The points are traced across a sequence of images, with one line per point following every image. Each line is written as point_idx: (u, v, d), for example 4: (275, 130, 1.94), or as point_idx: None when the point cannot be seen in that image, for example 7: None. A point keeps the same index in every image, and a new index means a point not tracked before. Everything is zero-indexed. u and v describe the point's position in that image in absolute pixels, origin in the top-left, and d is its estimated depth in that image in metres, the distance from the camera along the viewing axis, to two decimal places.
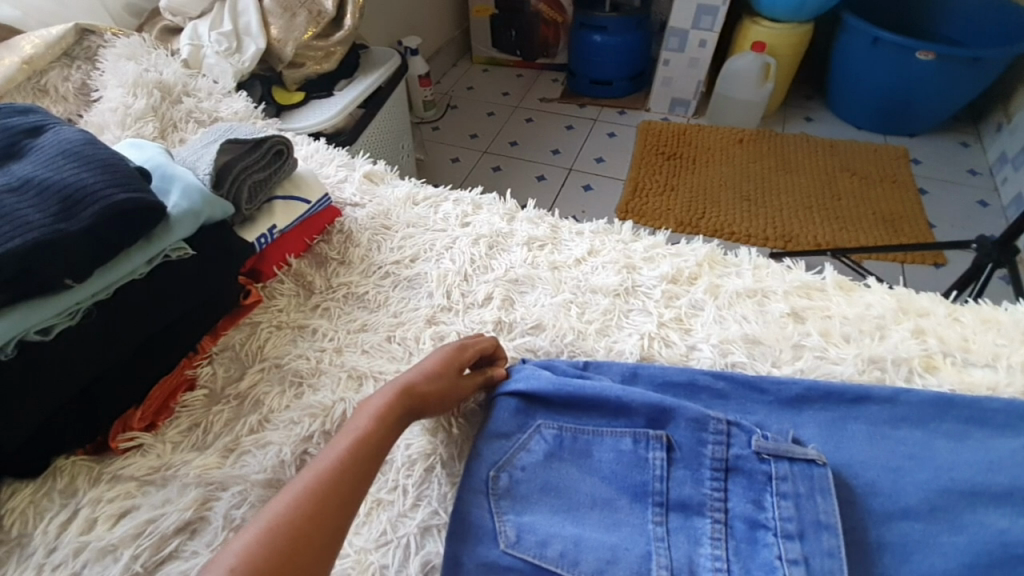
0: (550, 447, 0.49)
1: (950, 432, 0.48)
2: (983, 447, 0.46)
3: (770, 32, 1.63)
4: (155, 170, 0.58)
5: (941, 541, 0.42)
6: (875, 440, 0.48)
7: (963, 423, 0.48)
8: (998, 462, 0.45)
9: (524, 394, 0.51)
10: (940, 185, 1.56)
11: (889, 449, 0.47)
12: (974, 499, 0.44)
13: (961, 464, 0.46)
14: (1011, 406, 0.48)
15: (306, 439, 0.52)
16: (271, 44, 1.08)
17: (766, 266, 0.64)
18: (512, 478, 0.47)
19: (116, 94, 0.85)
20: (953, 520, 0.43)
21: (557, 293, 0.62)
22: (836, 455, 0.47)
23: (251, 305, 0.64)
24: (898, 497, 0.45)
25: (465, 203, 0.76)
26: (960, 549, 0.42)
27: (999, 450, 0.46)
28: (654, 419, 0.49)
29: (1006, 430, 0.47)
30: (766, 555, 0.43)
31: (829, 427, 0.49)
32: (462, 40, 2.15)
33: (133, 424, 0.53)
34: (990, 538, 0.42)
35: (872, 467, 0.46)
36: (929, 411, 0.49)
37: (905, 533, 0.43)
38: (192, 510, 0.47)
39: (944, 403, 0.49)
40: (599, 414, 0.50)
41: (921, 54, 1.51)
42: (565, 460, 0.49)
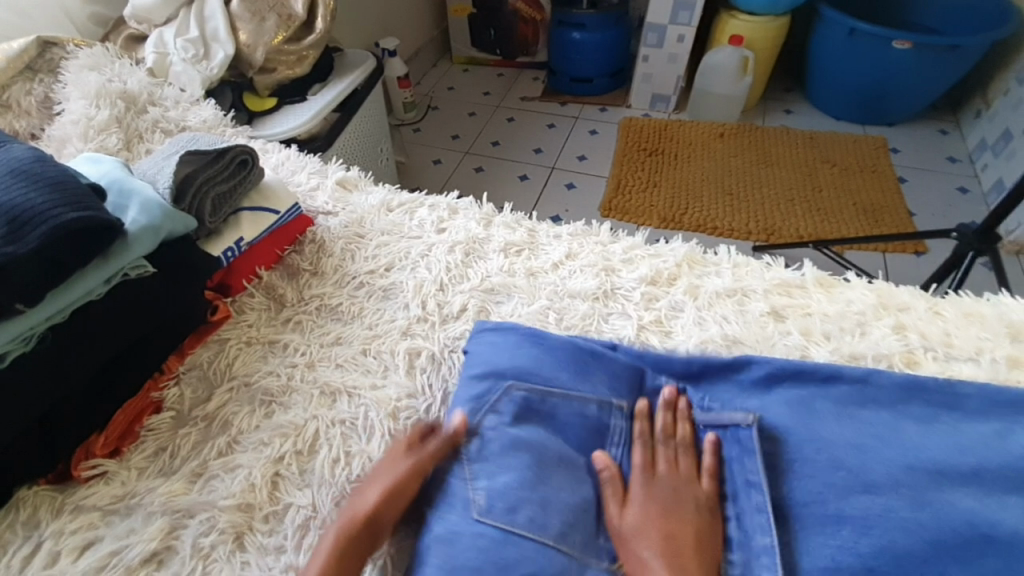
0: (519, 408, 0.49)
1: (919, 417, 0.47)
2: (954, 432, 0.45)
3: (748, 25, 1.62)
4: (112, 186, 0.56)
5: (911, 516, 0.41)
6: (843, 419, 0.47)
7: (933, 405, 0.47)
8: (966, 444, 0.44)
9: (490, 356, 0.52)
10: (920, 173, 1.57)
11: (857, 427, 0.46)
12: (943, 478, 0.43)
13: (930, 444, 0.45)
14: (984, 391, 0.47)
15: (278, 460, 0.50)
16: (240, 50, 1.05)
17: (746, 264, 0.63)
18: (483, 440, 0.47)
19: (78, 105, 0.82)
20: (919, 497, 0.42)
21: (534, 300, 0.61)
22: (802, 430, 0.46)
23: (218, 322, 0.62)
24: (865, 473, 0.43)
25: (440, 208, 0.74)
26: (929, 524, 0.40)
27: (971, 437, 0.45)
28: (615, 388, 0.51)
29: (978, 419, 0.46)
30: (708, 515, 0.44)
31: (799, 405, 0.48)
32: (440, 40, 2.13)
33: (96, 450, 0.51)
34: (958, 518, 0.40)
35: (839, 441, 0.45)
36: (900, 396, 0.48)
37: (870, 507, 0.42)
38: (158, 540, 0.45)
39: (914, 389, 0.48)
40: (566, 377, 0.50)
41: (898, 44, 1.52)
42: (533, 421, 0.48)
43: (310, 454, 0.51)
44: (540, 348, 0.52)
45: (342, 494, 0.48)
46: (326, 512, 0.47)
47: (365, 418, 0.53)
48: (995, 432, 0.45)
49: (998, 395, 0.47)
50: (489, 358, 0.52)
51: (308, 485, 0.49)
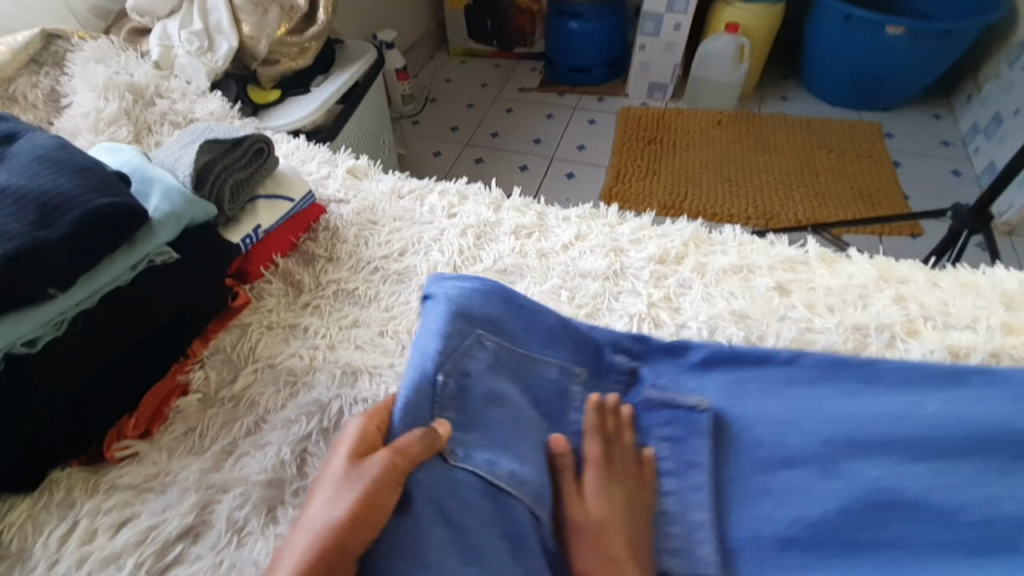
0: (490, 359, 0.48)
1: (893, 388, 0.50)
2: (929, 399, 0.49)
3: (742, 13, 1.64)
4: (134, 174, 0.57)
5: (888, 484, 0.45)
6: (861, 414, 0.49)
7: (907, 376, 0.50)
8: (935, 412, 0.48)
9: (467, 301, 0.51)
10: (915, 157, 1.59)
11: (874, 420, 0.48)
12: (916, 443, 0.47)
13: (941, 437, 0.47)
14: (992, 382, 0.49)
15: (305, 438, 0.52)
16: (243, 42, 1.06)
17: (751, 243, 0.65)
18: (460, 385, 0.46)
19: (87, 98, 0.83)
20: (895, 465, 0.46)
21: (545, 281, 0.63)
22: (822, 424, 0.48)
23: (240, 307, 0.63)
24: (848, 449, 0.47)
25: (450, 193, 0.76)
26: (903, 489, 0.45)
27: (942, 403, 0.48)
28: (575, 356, 0.54)
29: (953, 386, 0.49)
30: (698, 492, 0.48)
31: (782, 388, 0.51)
32: (436, 32, 2.13)
33: (128, 432, 0.53)
34: (958, 513, 0.44)
35: (821, 420, 0.49)
36: (876, 372, 0.51)
37: (854, 480, 0.46)
38: (194, 514, 0.47)
39: (891, 365, 0.51)
40: (535, 340, 0.52)
41: (892, 29, 1.54)
42: (505, 374, 0.49)
43: (335, 431, 0.53)
44: (513, 306, 0.53)
45: None
46: None
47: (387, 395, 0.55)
48: (962, 396, 0.49)
49: (1005, 385, 0.49)
50: (468, 304, 0.50)
51: None
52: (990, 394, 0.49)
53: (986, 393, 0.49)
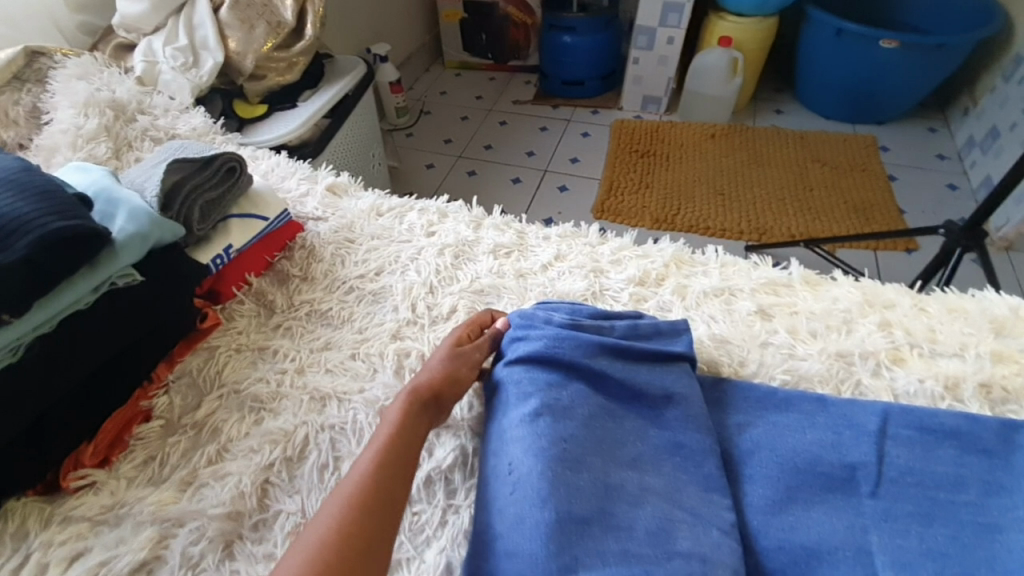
0: (536, 403, 0.45)
1: (864, 426, 0.47)
2: (895, 443, 0.45)
3: (736, 26, 1.63)
4: (100, 195, 0.56)
5: (835, 525, 0.42)
6: (821, 440, 0.46)
7: (879, 414, 0.47)
8: (898, 455, 0.45)
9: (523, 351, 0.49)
10: (911, 171, 1.58)
11: (835, 447, 0.45)
12: (872, 488, 0.43)
13: (903, 473, 0.44)
14: (962, 418, 0.47)
15: (268, 467, 0.50)
16: (230, 57, 1.05)
17: (733, 264, 0.63)
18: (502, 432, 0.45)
19: (67, 115, 0.82)
20: (847, 506, 0.43)
21: (523, 302, 0.61)
22: (783, 454, 0.45)
23: (209, 329, 0.62)
24: (802, 485, 0.44)
25: (430, 212, 0.74)
26: (850, 536, 0.41)
27: (907, 451, 0.45)
28: (625, 394, 0.48)
29: (923, 421, 0.47)
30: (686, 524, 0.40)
31: (758, 412, 0.49)
32: (432, 45, 2.14)
33: (85, 460, 0.51)
34: (921, 553, 0.40)
35: (786, 448, 0.46)
36: (847, 408, 0.48)
37: (798, 520, 0.42)
38: (147, 549, 0.45)
39: (859, 403, 0.49)
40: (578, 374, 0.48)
41: (886, 43, 1.53)
42: (548, 415, 0.44)
43: (300, 460, 0.51)
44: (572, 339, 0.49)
45: None
46: None
47: (354, 422, 0.53)
48: (928, 446, 0.45)
49: (975, 417, 0.47)
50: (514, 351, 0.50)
51: (299, 491, 0.49)
52: (958, 447, 0.45)
53: (952, 444, 0.45)
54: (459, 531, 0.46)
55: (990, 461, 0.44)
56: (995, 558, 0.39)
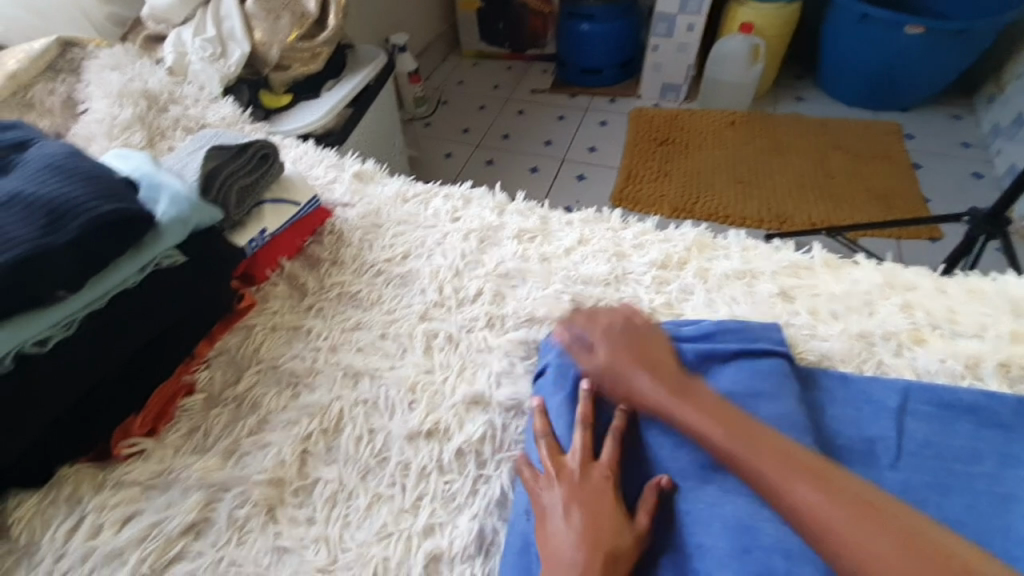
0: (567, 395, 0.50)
1: (884, 402, 0.48)
2: (913, 419, 0.47)
3: (758, 12, 1.61)
4: (143, 179, 0.59)
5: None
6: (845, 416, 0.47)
7: (899, 391, 0.48)
8: (918, 428, 0.46)
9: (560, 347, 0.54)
10: (934, 159, 1.55)
11: (857, 423, 0.47)
12: (892, 461, 0.44)
13: (922, 446, 0.45)
14: (981, 397, 0.47)
15: (305, 438, 0.53)
16: (256, 48, 1.08)
17: (755, 248, 0.64)
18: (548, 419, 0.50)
19: (103, 105, 0.85)
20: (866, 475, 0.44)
21: (546, 284, 0.63)
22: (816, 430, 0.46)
23: (245, 310, 0.64)
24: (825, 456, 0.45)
25: (454, 198, 0.76)
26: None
27: (927, 426, 0.46)
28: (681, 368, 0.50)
29: (943, 400, 0.47)
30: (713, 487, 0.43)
31: (781, 379, 0.48)
32: (448, 34, 2.14)
33: (134, 430, 0.54)
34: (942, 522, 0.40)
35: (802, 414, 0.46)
36: (866, 385, 0.49)
37: None
38: (196, 511, 0.48)
39: (881, 381, 0.50)
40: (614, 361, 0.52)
41: (908, 29, 1.51)
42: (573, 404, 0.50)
43: (335, 432, 0.53)
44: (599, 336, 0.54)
45: (367, 468, 0.51)
46: (352, 485, 0.50)
47: (386, 398, 0.55)
48: (947, 421, 0.46)
49: (994, 396, 0.47)
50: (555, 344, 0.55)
51: (335, 461, 0.51)
52: (975, 421, 0.46)
53: (969, 417, 0.46)
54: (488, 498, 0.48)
55: (1008, 436, 0.45)
56: (1010, 527, 0.40)
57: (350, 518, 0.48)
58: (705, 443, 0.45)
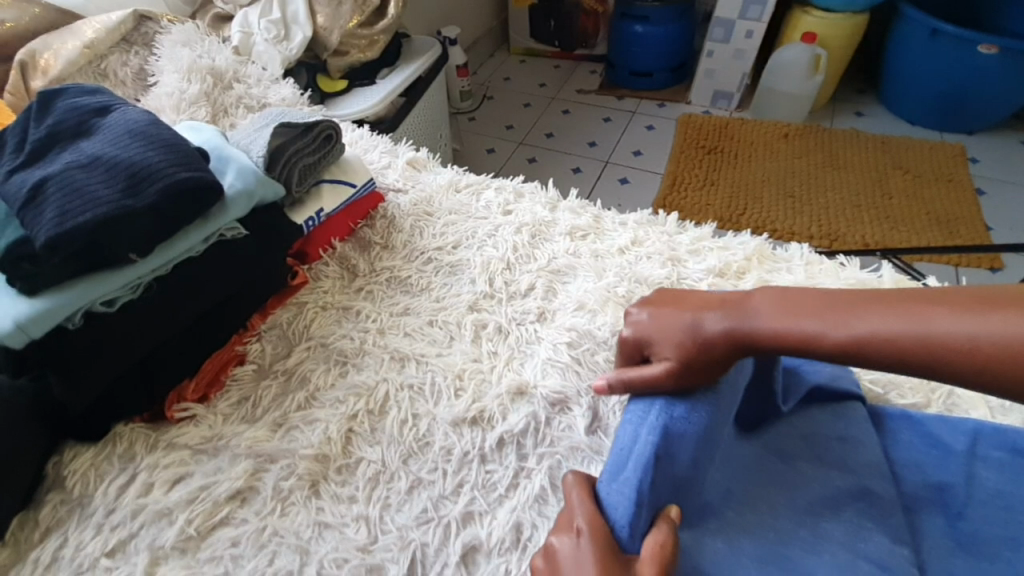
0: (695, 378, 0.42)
1: (952, 446, 0.46)
2: (985, 465, 0.44)
3: (822, 22, 1.57)
4: (212, 151, 0.60)
5: (923, 541, 0.42)
6: (913, 456, 0.46)
7: (968, 433, 0.46)
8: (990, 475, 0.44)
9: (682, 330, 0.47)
10: (1000, 186, 1.48)
11: (926, 466, 0.45)
12: (961, 509, 0.43)
13: (993, 493, 0.43)
14: None
15: (351, 417, 0.53)
16: (317, 32, 1.10)
17: (818, 263, 0.62)
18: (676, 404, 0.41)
19: (172, 79, 0.87)
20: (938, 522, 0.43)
21: (598, 280, 0.62)
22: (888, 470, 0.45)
23: (298, 286, 0.65)
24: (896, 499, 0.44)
25: (507, 191, 0.76)
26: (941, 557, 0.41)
27: (998, 474, 0.44)
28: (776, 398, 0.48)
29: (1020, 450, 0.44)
30: (807, 529, 0.41)
31: (866, 423, 0.47)
32: (499, 30, 2.15)
33: (187, 395, 0.55)
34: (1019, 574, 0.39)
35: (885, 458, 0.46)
36: (931, 427, 0.47)
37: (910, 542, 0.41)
38: (243, 480, 0.49)
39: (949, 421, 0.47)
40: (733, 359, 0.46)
41: (983, 48, 1.45)
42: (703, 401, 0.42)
43: (380, 414, 0.54)
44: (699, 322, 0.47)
45: (409, 452, 0.51)
46: (394, 467, 0.50)
47: (432, 384, 0.55)
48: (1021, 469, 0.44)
49: None
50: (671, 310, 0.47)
51: (379, 442, 0.52)
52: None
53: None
54: (532, 496, 0.47)
55: None
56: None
57: (391, 501, 0.48)
58: (795, 484, 0.44)
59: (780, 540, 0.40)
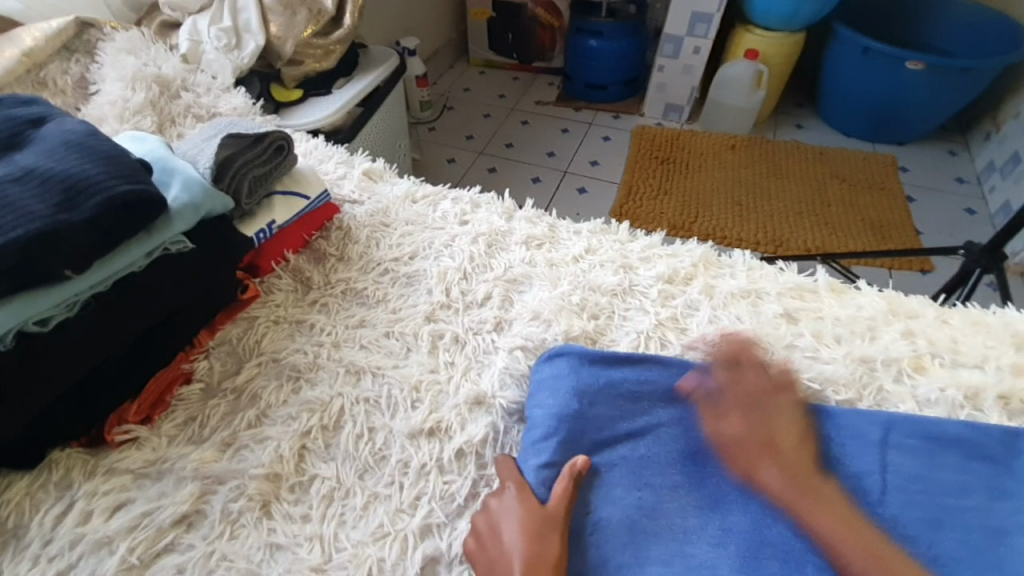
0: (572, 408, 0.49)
1: (870, 436, 0.47)
2: (900, 451, 0.46)
3: (764, 40, 1.65)
4: (155, 163, 0.58)
5: None
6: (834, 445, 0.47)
7: (884, 424, 0.48)
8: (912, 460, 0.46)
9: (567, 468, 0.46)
10: (928, 193, 1.59)
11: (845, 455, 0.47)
12: (882, 496, 0.44)
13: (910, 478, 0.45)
14: (968, 429, 0.48)
15: (305, 434, 0.52)
16: (270, 41, 1.08)
17: (760, 268, 0.65)
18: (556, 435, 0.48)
19: (116, 87, 0.84)
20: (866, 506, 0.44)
21: (554, 288, 0.63)
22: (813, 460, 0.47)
23: (249, 300, 0.64)
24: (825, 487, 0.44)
25: (463, 201, 0.77)
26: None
27: (913, 459, 0.46)
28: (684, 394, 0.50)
29: (928, 438, 0.47)
30: (715, 528, 0.43)
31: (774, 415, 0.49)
32: (458, 41, 2.16)
33: (129, 417, 0.53)
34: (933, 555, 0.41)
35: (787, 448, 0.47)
36: (850, 417, 0.49)
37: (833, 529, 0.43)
38: (189, 503, 0.47)
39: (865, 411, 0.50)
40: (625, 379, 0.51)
41: (911, 65, 1.54)
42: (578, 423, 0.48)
43: (334, 429, 0.53)
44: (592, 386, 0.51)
45: (365, 467, 0.50)
46: (350, 484, 0.49)
47: (389, 397, 0.55)
48: (933, 454, 0.46)
49: (981, 431, 0.47)
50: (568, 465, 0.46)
51: (333, 458, 0.51)
52: (963, 454, 0.46)
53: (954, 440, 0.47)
54: None
55: (993, 468, 0.46)
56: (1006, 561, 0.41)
57: (346, 517, 0.47)
58: (702, 483, 0.45)
59: (687, 542, 0.42)
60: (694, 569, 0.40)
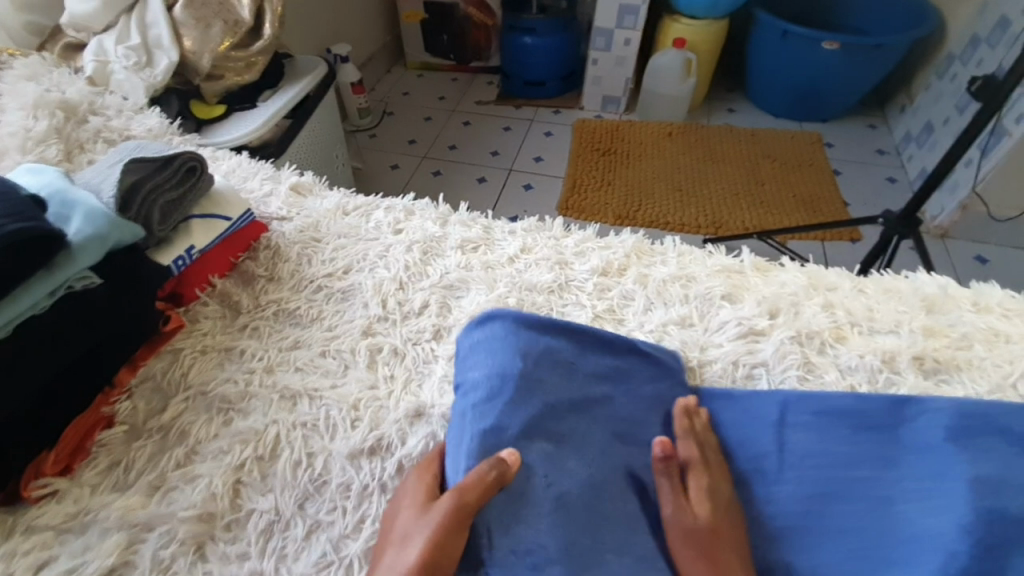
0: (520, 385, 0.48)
1: (767, 416, 0.50)
2: (793, 430, 0.49)
3: (690, 29, 1.69)
4: (52, 197, 0.54)
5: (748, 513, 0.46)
6: (738, 429, 0.51)
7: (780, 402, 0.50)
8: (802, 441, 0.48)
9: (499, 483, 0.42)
10: (853, 165, 1.67)
11: (745, 439, 0.50)
12: (777, 475, 0.47)
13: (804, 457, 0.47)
14: (859, 400, 0.49)
15: (239, 467, 0.50)
16: (185, 57, 1.03)
17: (689, 253, 0.66)
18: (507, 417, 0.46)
19: (15, 116, 0.78)
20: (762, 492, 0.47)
21: (491, 291, 0.63)
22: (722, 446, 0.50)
23: (172, 331, 0.60)
24: (724, 481, 0.47)
25: (396, 210, 0.75)
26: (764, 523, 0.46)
27: (807, 435, 0.48)
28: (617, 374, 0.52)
29: (821, 414, 0.49)
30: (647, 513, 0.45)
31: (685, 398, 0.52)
32: (393, 45, 2.13)
33: (46, 469, 0.49)
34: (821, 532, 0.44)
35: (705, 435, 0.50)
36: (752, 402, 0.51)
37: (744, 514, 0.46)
38: (115, 555, 0.44)
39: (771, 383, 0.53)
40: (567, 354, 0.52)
41: (827, 45, 1.61)
42: (527, 401, 0.47)
43: (271, 459, 0.51)
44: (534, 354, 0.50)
45: (306, 494, 0.49)
46: (290, 514, 0.47)
47: (327, 418, 0.53)
48: (825, 428, 0.48)
49: (872, 399, 0.49)
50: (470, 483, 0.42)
51: (272, 489, 0.49)
52: (851, 426, 0.48)
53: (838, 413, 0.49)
54: None
55: (881, 436, 0.47)
56: (885, 531, 0.43)
57: (288, 550, 0.46)
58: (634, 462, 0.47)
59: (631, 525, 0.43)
60: (641, 558, 0.42)
